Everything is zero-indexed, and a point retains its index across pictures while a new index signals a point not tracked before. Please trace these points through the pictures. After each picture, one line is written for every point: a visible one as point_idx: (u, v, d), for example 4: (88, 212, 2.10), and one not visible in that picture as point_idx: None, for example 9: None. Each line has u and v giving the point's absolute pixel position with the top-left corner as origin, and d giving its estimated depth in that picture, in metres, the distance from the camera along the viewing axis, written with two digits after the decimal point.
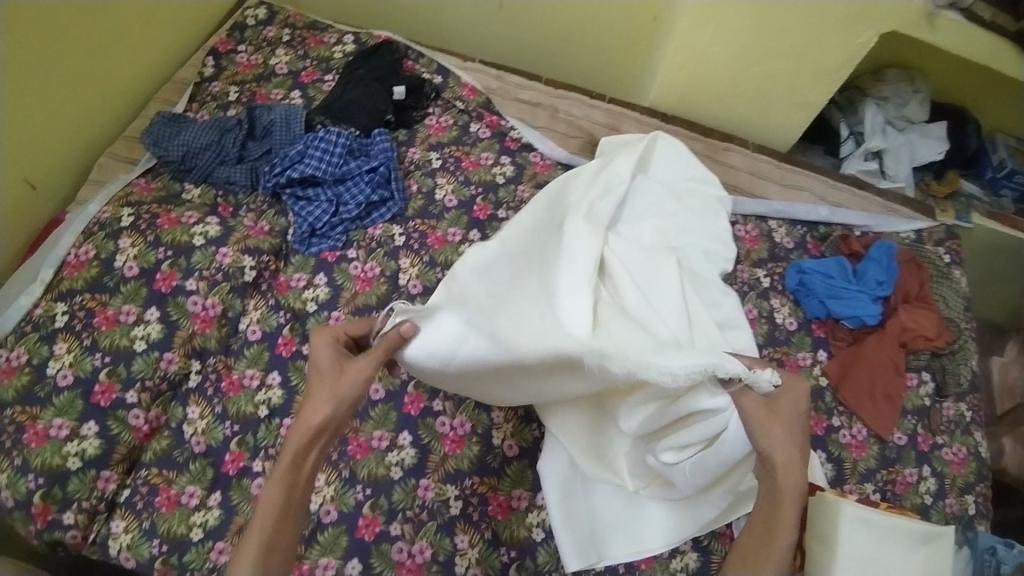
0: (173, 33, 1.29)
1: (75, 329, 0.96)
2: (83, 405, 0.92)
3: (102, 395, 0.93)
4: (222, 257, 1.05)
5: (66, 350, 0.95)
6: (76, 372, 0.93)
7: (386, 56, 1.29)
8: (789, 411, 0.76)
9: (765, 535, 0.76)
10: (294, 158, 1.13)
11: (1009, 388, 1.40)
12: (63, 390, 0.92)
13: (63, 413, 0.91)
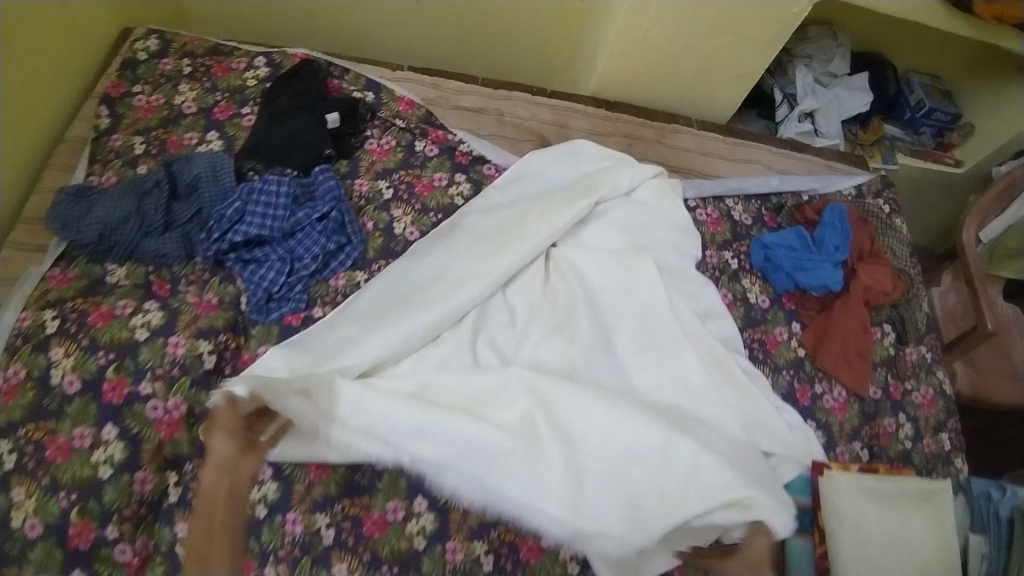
0: (50, 93, 1.12)
1: (28, 469, 0.85)
2: (61, 554, 0.82)
3: (80, 537, 0.83)
4: (174, 348, 0.94)
5: (25, 495, 0.84)
6: (43, 520, 0.83)
7: (310, 78, 1.17)
8: None
9: None
10: (232, 218, 1.01)
11: (951, 313, 1.56)
12: (36, 542, 0.82)
13: (43, 568, 0.81)
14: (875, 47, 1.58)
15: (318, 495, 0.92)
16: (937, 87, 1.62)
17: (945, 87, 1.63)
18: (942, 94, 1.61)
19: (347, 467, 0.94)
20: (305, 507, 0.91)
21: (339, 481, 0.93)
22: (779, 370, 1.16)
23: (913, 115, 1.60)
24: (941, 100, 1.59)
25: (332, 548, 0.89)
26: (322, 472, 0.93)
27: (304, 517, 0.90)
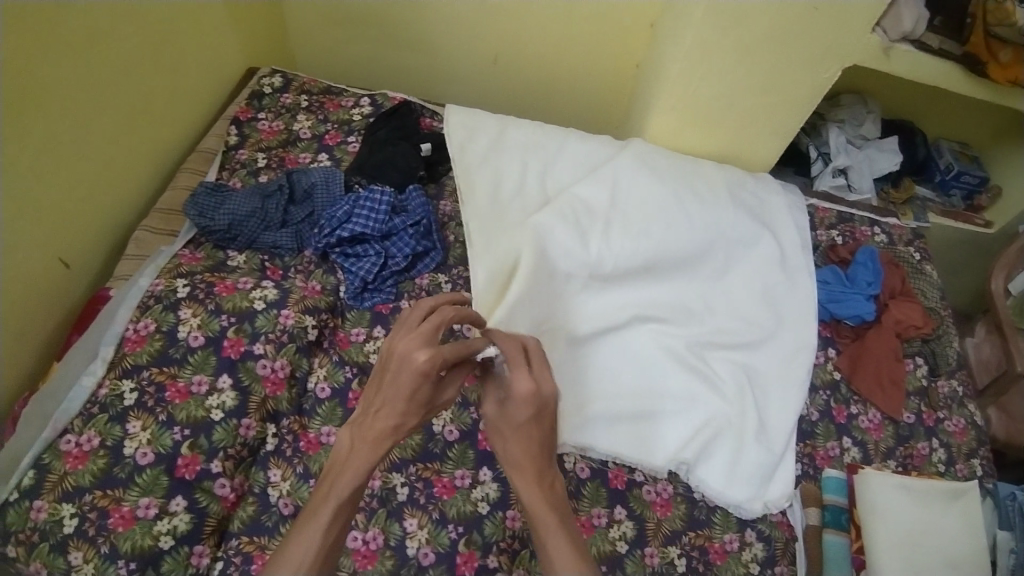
0: (176, 128, 1.36)
1: (146, 405, 1.02)
2: (168, 480, 0.98)
3: (186, 468, 0.99)
4: (285, 319, 1.10)
5: (141, 428, 1.01)
6: (155, 449, 0.99)
7: (407, 116, 1.39)
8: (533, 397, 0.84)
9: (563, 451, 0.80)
10: (341, 218, 1.19)
11: (984, 363, 1.63)
12: (145, 468, 0.98)
13: (150, 490, 0.97)
14: (903, 115, 1.74)
15: (396, 457, 1.04)
16: (966, 153, 1.76)
17: (974, 153, 1.77)
18: (971, 158, 1.75)
19: (422, 435, 1.06)
20: (383, 466, 1.03)
21: (415, 447, 1.05)
22: (815, 388, 1.26)
23: (944, 177, 1.73)
24: (970, 164, 1.73)
25: (405, 504, 1.01)
26: (400, 437, 1.06)
27: (382, 475, 1.02)
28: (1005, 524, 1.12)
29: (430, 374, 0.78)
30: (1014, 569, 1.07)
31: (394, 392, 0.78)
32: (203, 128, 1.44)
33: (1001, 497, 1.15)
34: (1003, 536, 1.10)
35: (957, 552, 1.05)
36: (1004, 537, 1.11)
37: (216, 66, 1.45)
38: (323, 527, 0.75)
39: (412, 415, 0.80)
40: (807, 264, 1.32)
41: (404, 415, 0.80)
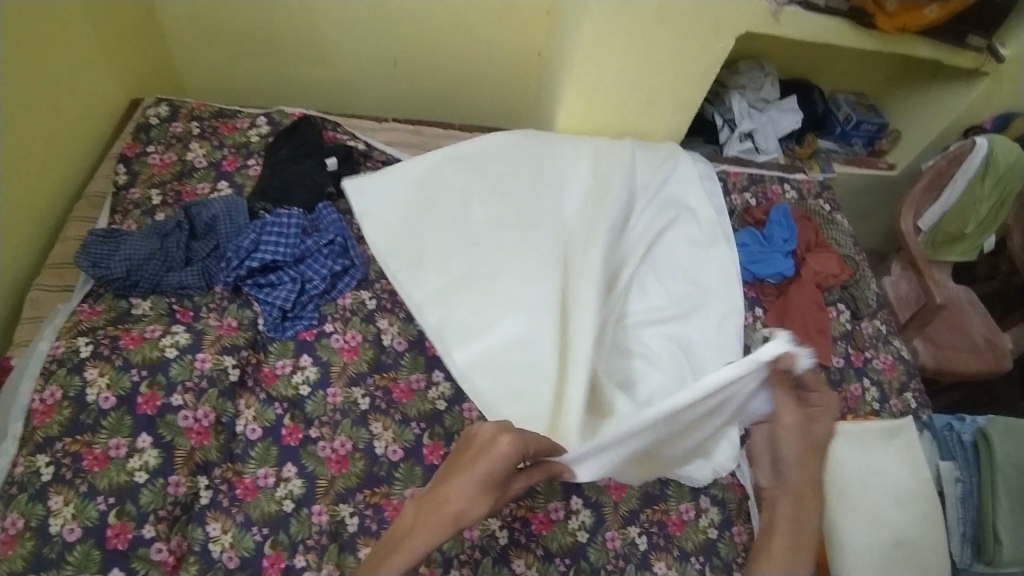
0: (78, 146, 1.31)
1: (66, 478, 0.95)
2: (100, 554, 0.91)
3: (118, 537, 0.92)
4: (202, 363, 1.05)
5: (63, 503, 0.93)
6: (82, 523, 0.92)
7: (307, 131, 1.33)
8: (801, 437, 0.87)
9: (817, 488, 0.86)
10: (249, 248, 1.15)
11: (903, 299, 1.70)
12: (74, 545, 0.91)
13: (84, 568, 0.90)
14: (799, 74, 1.80)
15: (341, 487, 1.01)
16: (863, 102, 1.85)
17: (870, 102, 1.85)
18: (868, 107, 1.84)
19: (366, 460, 1.03)
20: (328, 498, 1.00)
21: (359, 473, 1.02)
22: (749, 349, 1.29)
23: (845, 129, 1.81)
24: (867, 113, 1.81)
25: (357, 534, 0.97)
26: (343, 466, 1.03)
27: (329, 508, 0.99)
28: (946, 454, 1.12)
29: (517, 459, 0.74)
30: (962, 497, 1.08)
31: (469, 481, 0.72)
32: (108, 142, 1.39)
33: (938, 428, 1.16)
34: (946, 467, 1.10)
35: (897, 486, 1.06)
36: (947, 466, 1.11)
37: (115, 70, 1.39)
38: (372, 574, 0.73)
39: (485, 502, 0.72)
40: (723, 232, 1.37)
41: (473, 505, 0.71)
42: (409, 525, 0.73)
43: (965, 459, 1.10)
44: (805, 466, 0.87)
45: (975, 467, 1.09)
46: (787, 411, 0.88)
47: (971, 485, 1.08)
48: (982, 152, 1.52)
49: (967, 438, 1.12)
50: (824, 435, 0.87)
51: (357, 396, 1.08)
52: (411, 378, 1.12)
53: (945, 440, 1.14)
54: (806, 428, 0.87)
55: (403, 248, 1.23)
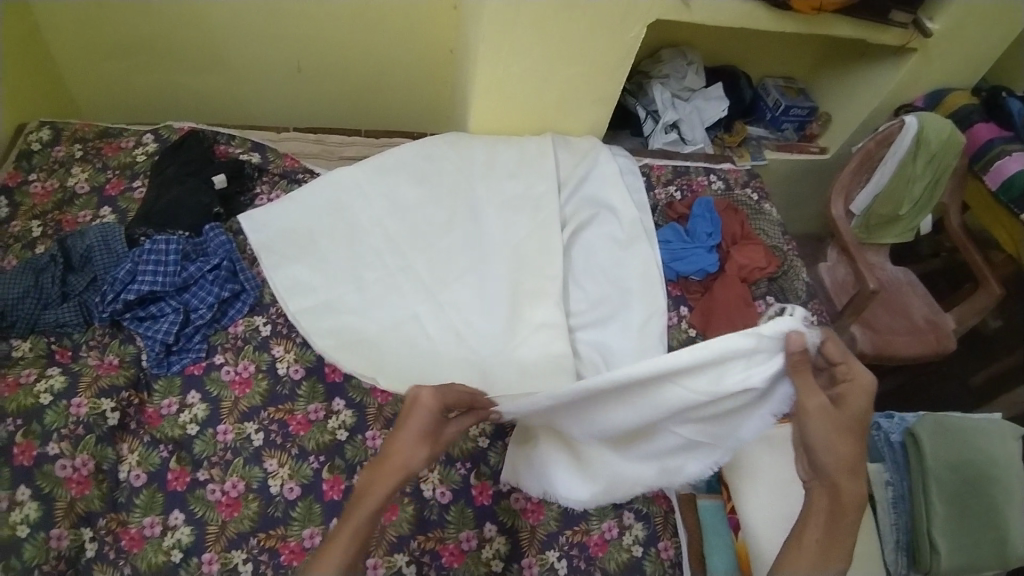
0: None
1: None
2: None
3: None
4: (78, 408, 0.97)
5: None
6: None
7: (194, 147, 1.24)
8: (840, 418, 0.76)
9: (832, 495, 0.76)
10: (124, 279, 1.06)
11: (840, 285, 1.68)
12: None
13: None
14: (723, 60, 1.75)
15: (233, 532, 0.93)
16: (793, 87, 1.81)
17: (799, 86, 1.81)
18: (798, 91, 1.80)
19: (260, 501, 0.95)
20: (220, 545, 0.92)
21: (253, 515, 0.94)
22: (672, 350, 1.25)
23: (774, 115, 1.77)
24: (796, 97, 1.77)
25: None
26: (234, 509, 0.94)
27: (220, 556, 0.91)
28: (875, 455, 1.11)
29: (439, 412, 0.79)
30: (893, 501, 1.06)
31: (409, 438, 0.77)
32: None
33: (867, 430, 1.14)
34: (875, 469, 1.08)
35: None
36: (878, 470, 1.09)
37: None
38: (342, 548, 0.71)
39: (421, 449, 0.77)
40: (645, 231, 1.29)
41: (415, 449, 0.76)
42: (365, 482, 0.76)
43: (894, 460, 1.08)
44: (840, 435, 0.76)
45: (904, 470, 1.07)
46: (808, 392, 0.76)
47: (901, 489, 1.06)
48: (912, 129, 1.49)
49: (896, 438, 1.09)
50: (859, 411, 0.76)
51: (250, 431, 1.00)
52: (309, 409, 1.03)
53: (874, 442, 1.12)
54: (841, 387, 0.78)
55: (298, 261, 1.13)
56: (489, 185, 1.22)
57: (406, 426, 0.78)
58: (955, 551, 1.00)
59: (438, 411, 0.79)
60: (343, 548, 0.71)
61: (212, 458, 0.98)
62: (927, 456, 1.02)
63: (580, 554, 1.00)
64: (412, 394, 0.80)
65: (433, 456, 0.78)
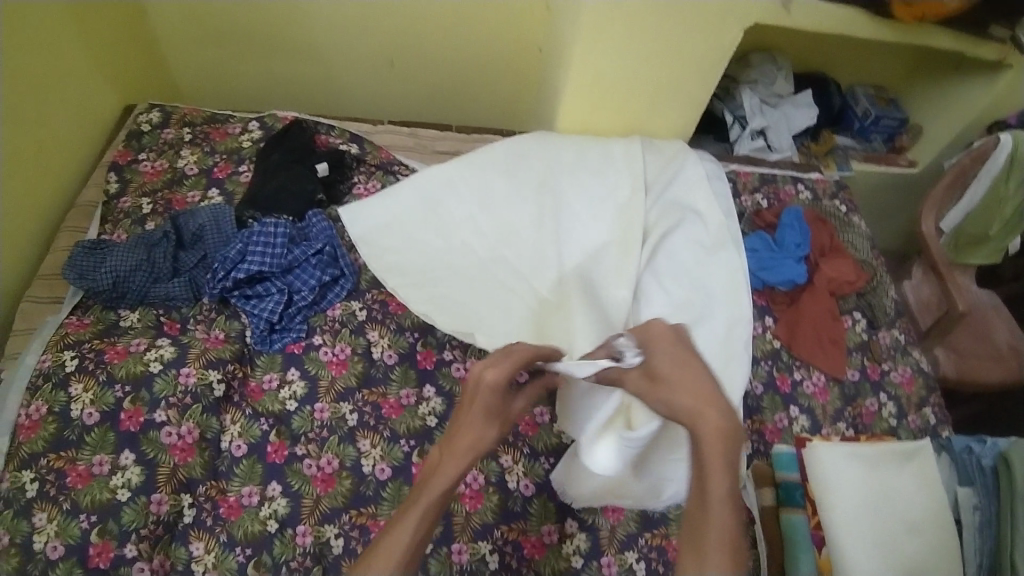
0: (70, 154, 1.27)
1: (50, 495, 0.93)
2: (82, 572, 0.89)
3: (100, 556, 0.91)
4: (186, 377, 1.02)
5: (47, 519, 0.92)
6: (65, 541, 0.91)
7: (300, 135, 1.29)
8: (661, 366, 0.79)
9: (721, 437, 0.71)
10: (235, 258, 1.11)
11: (926, 304, 1.62)
12: (57, 562, 0.90)
13: None
14: (814, 67, 1.71)
15: (327, 507, 0.97)
16: (883, 96, 1.76)
17: (890, 96, 1.76)
18: (889, 101, 1.75)
19: (353, 479, 0.99)
20: (314, 519, 0.96)
21: (346, 493, 0.98)
22: (757, 361, 1.24)
23: (863, 125, 1.72)
24: (886, 107, 1.72)
25: (342, 557, 0.94)
26: (328, 485, 0.98)
27: (314, 529, 0.95)
28: (964, 479, 1.06)
29: (501, 391, 0.86)
30: (980, 526, 1.01)
31: (474, 420, 0.84)
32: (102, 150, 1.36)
33: (956, 450, 1.09)
34: (963, 493, 1.04)
35: (914, 516, 0.99)
36: (966, 493, 1.04)
37: (105, 74, 1.36)
38: (415, 522, 0.75)
39: (491, 429, 0.85)
40: (732, 236, 1.27)
41: (486, 427, 0.84)
42: (436, 462, 0.83)
43: (984, 485, 1.03)
44: (677, 393, 0.76)
45: (994, 494, 1.02)
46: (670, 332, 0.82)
47: (990, 513, 1.01)
48: (1006, 149, 1.42)
49: (987, 463, 1.05)
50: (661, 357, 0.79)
51: (345, 411, 1.03)
52: (401, 394, 1.06)
53: (964, 464, 1.08)
54: (647, 370, 0.80)
55: (394, 244, 1.17)
56: (580, 186, 1.21)
57: (473, 405, 0.86)
58: None
59: (498, 390, 0.85)
60: (418, 516, 0.76)
61: (309, 434, 1.02)
62: (1017, 478, 0.96)
63: (659, 557, 1.00)
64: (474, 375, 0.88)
65: (498, 440, 0.86)
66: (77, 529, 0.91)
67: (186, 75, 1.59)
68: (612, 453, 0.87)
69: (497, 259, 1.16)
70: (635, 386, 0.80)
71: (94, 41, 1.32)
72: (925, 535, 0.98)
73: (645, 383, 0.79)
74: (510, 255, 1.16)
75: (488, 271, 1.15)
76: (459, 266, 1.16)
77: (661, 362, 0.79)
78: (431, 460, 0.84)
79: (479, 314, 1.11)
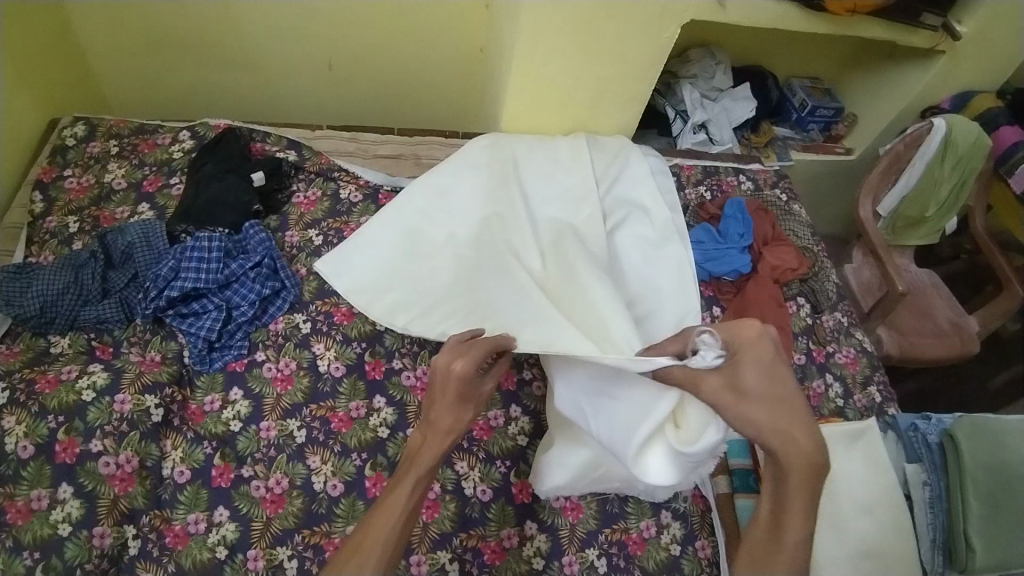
0: None
1: None
2: None
3: None
4: (122, 405, 0.97)
5: None
6: None
7: (232, 145, 1.25)
8: (754, 383, 0.73)
9: (811, 471, 0.70)
10: (168, 276, 1.06)
11: (866, 286, 1.67)
12: None
13: None
14: (753, 59, 1.75)
15: (277, 529, 0.93)
16: (818, 87, 1.81)
17: (825, 86, 1.81)
18: (824, 92, 1.80)
19: (304, 498, 0.96)
20: (265, 542, 0.92)
21: (297, 513, 0.95)
22: None
23: (799, 115, 1.77)
24: (822, 98, 1.77)
25: None
26: (279, 506, 0.95)
27: (266, 552, 0.92)
28: (913, 457, 1.09)
29: (471, 377, 0.82)
30: (930, 502, 1.04)
31: (447, 403, 0.82)
32: (26, 166, 1.28)
33: (904, 430, 1.13)
34: (912, 470, 1.07)
35: (863, 495, 1.02)
36: (914, 470, 1.08)
37: (28, 87, 1.28)
38: (408, 490, 0.77)
39: (465, 412, 0.83)
40: (677, 229, 1.28)
41: (460, 410, 0.82)
42: (416, 443, 0.83)
43: (932, 461, 1.06)
44: (763, 410, 0.72)
45: (942, 470, 1.04)
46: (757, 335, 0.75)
47: (938, 489, 1.04)
48: (939, 133, 1.47)
49: (933, 440, 1.08)
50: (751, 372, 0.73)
51: (292, 429, 1.00)
52: (351, 407, 1.03)
53: (911, 442, 1.11)
54: (731, 380, 0.74)
55: (357, 252, 1.10)
56: (533, 186, 1.24)
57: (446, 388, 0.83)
58: (996, 550, 0.95)
59: (470, 375, 0.82)
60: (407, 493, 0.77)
61: (256, 455, 0.98)
62: (964, 453, 0.99)
63: (619, 553, 1.01)
64: (440, 363, 0.83)
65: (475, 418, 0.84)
66: (20, 567, 0.85)
67: (114, 85, 1.51)
68: (666, 462, 0.86)
69: (472, 257, 1.11)
70: (716, 396, 0.74)
71: (18, 55, 1.24)
72: (874, 513, 1.01)
73: (728, 395, 0.73)
74: (472, 252, 1.12)
75: (448, 264, 1.10)
76: (420, 264, 1.10)
77: (755, 374, 0.73)
78: (412, 442, 0.83)
79: (444, 306, 1.06)
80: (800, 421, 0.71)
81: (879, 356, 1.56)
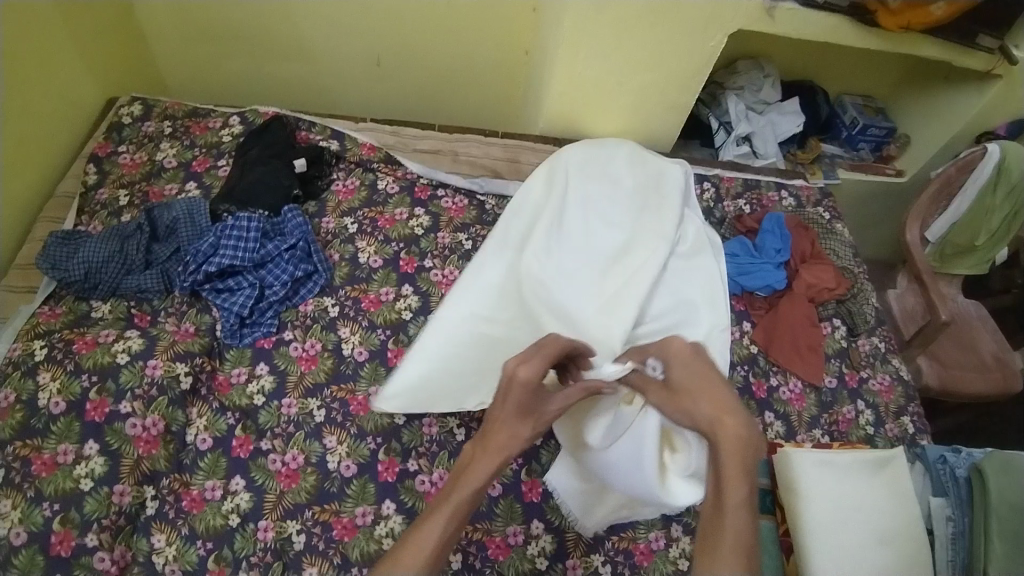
0: (51, 142, 1.27)
1: (15, 483, 0.92)
2: (45, 560, 0.89)
3: (62, 544, 0.89)
4: (152, 369, 1.02)
5: (11, 507, 0.90)
6: (29, 528, 0.90)
7: (278, 131, 1.29)
8: (680, 377, 0.75)
9: (741, 448, 0.67)
10: (207, 252, 1.11)
11: (909, 313, 1.61)
12: (20, 549, 0.88)
13: (27, 572, 0.88)
14: (805, 74, 1.71)
15: (289, 503, 0.96)
16: (871, 106, 1.76)
17: (878, 105, 1.76)
18: (876, 111, 1.76)
19: (317, 475, 0.98)
20: (276, 515, 0.95)
21: (310, 489, 0.97)
22: (733, 366, 1.23)
23: (851, 133, 1.73)
24: (874, 117, 1.72)
25: (303, 553, 0.93)
26: (292, 481, 0.97)
27: (276, 524, 0.94)
28: (939, 491, 1.05)
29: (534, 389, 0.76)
30: (952, 538, 0.99)
31: (507, 418, 0.76)
32: (83, 140, 1.35)
33: (932, 461, 1.08)
34: (937, 504, 1.03)
35: (882, 524, 0.98)
36: (939, 504, 1.04)
37: (91, 65, 1.36)
38: (447, 514, 0.71)
39: (525, 427, 0.76)
40: (709, 244, 1.22)
41: (518, 425, 0.76)
42: (467, 457, 0.77)
43: (958, 496, 1.02)
44: (695, 401, 0.72)
45: (968, 506, 1.00)
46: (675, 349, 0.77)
47: (963, 526, 0.99)
48: (994, 158, 1.41)
49: (961, 473, 1.03)
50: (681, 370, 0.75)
51: (312, 407, 1.03)
52: (370, 391, 1.05)
53: (939, 475, 1.06)
54: (669, 383, 0.75)
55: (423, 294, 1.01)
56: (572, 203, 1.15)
57: (506, 401, 0.76)
58: None
59: (535, 384, 0.76)
60: (443, 515, 0.71)
61: (275, 430, 1.01)
62: (991, 489, 0.94)
63: (625, 561, 0.99)
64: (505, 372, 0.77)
65: (534, 438, 0.76)
66: (40, 517, 0.90)
67: (174, 70, 1.59)
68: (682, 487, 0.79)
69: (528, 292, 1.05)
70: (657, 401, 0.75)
71: (83, 34, 1.32)
72: (891, 545, 0.96)
73: (666, 396, 0.75)
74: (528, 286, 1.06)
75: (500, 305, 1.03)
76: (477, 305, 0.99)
77: (678, 371, 0.75)
78: (465, 453, 0.78)
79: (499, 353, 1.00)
80: (731, 405, 0.70)
81: (918, 388, 1.50)
